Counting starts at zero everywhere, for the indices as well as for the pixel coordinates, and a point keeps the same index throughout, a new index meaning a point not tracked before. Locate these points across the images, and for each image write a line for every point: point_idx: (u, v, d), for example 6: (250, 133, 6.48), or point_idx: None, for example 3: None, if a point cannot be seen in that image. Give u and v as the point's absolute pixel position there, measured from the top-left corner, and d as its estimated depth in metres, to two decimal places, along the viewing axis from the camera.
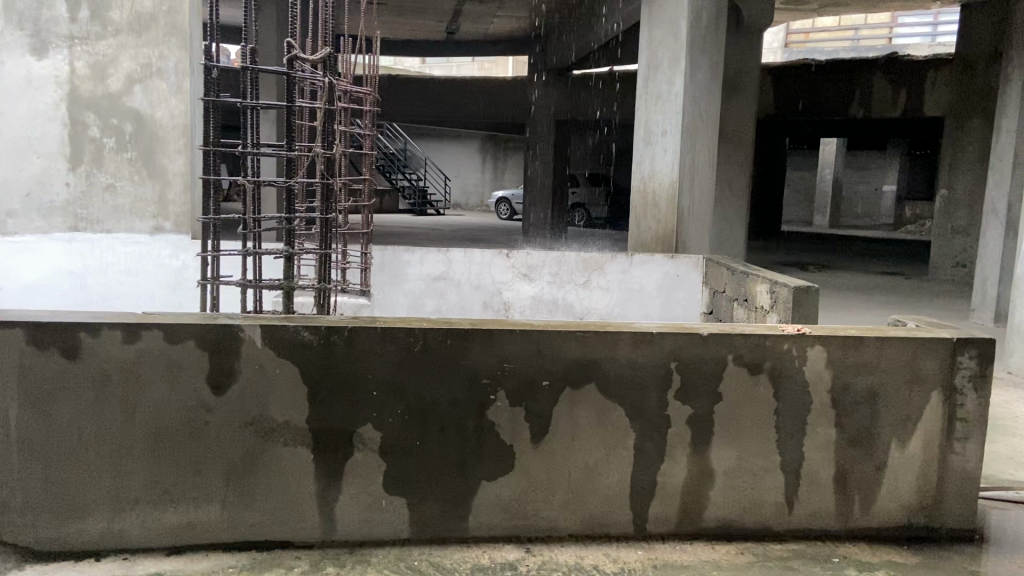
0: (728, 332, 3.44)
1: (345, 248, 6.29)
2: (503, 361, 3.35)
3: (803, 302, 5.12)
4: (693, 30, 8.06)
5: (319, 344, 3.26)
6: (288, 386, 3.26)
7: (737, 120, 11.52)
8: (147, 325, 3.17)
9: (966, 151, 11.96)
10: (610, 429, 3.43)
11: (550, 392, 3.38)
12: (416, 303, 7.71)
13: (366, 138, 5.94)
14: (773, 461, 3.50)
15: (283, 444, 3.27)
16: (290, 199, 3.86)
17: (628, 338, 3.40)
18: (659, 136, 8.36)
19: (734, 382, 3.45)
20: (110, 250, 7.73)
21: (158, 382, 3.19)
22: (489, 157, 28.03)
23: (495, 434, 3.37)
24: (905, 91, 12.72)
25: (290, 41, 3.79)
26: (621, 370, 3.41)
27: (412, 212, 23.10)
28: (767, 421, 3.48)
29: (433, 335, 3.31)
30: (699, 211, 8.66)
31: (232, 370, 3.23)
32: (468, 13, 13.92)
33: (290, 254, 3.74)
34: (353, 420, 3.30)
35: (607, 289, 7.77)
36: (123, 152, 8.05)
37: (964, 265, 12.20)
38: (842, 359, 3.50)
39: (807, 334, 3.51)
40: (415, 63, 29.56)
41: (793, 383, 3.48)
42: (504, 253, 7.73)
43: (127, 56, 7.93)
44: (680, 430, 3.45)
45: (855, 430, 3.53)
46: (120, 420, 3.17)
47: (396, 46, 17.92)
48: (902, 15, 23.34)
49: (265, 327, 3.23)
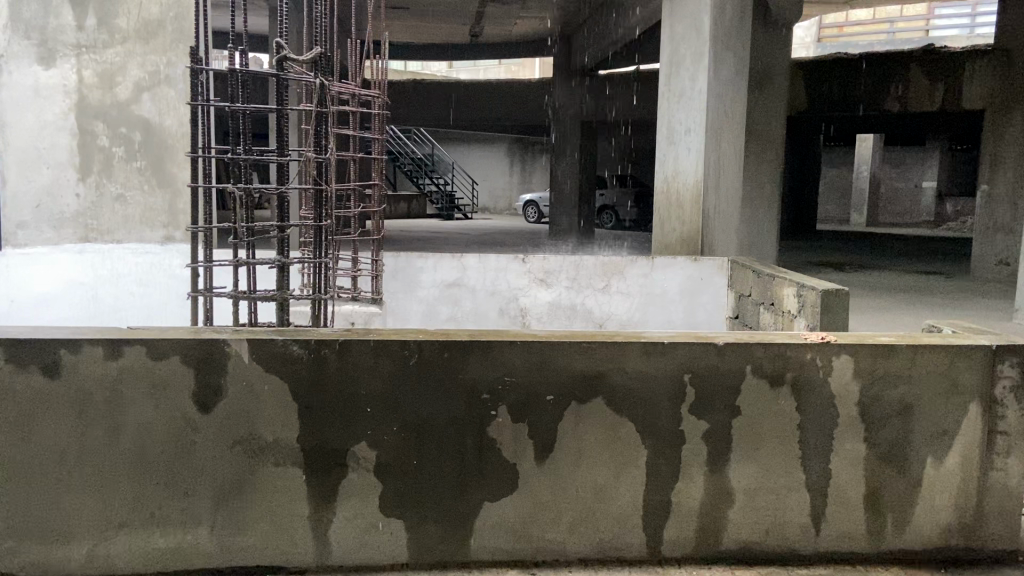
0: (746, 340, 3.20)
1: (354, 254, 6.14)
2: (504, 374, 3.15)
3: (833, 307, 4.84)
4: (716, 25, 7.79)
5: (310, 359, 3.09)
6: (277, 404, 3.10)
7: (766, 117, 11.19)
8: (129, 341, 3.03)
9: (1009, 142, 11.48)
10: (620, 447, 3.21)
11: (554, 408, 3.18)
12: (431, 310, 7.55)
13: (374, 142, 5.79)
14: (797, 480, 3.26)
15: (273, 464, 3.11)
16: (284, 207, 3.67)
17: (638, 349, 3.18)
18: (682, 134, 8.10)
19: (753, 394, 3.21)
20: (121, 261, 7.72)
21: (142, 401, 3.05)
22: (517, 160, 27.83)
23: (497, 452, 3.17)
24: (943, 84, 12.30)
25: (280, 40, 3.60)
26: (632, 384, 3.19)
27: (439, 216, 22.96)
28: (790, 437, 3.24)
29: (430, 347, 3.12)
30: (725, 211, 8.37)
31: (219, 387, 3.07)
32: (490, 15, 13.76)
33: (282, 265, 3.57)
34: (346, 438, 3.12)
35: (629, 293, 7.51)
36: (132, 161, 8.02)
37: (1007, 263, 11.60)
38: (871, 368, 3.24)
39: (833, 342, 3.26)
40: (442, 68, 29.49)
41: (818, 395, 3.23)
42: (522, 257, 7.52)
43: (135, 64, 7.92)
44: (694, 447, 3.22)
45: (886, 446, 3.27)
46: (104, 440, 3.04)
47: (419, 50, 17.86)
48: (939, 7, 22.80)
49: (253, 342, 3.07)
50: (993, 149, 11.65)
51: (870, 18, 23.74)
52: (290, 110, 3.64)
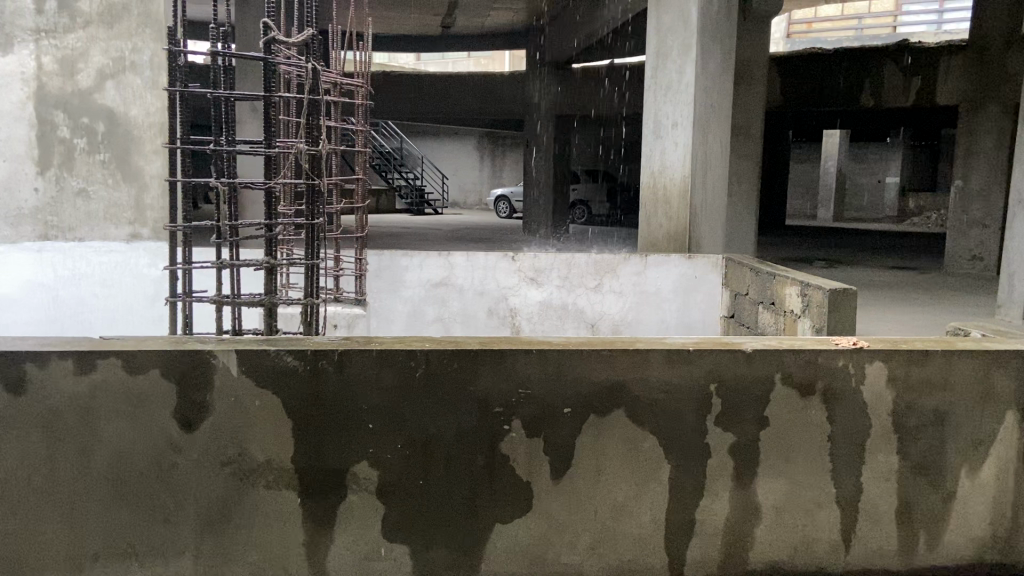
0: (775, 347, 2.99)
1: (337, 252, 5.83)
2: (518, 386, 2.90)
3: (841, 307, 4.67)
4: (704, 17, 7.63)
5: (306, 371, 2.81)
6: (270, 421, 2.81)
7: (746, 111, 11.06)
8: (103, 352, 2.72)
9: (981, 137, 11.36)
10: (642, 463, 2.98)
11: (572, 421, 2.94)
12: (416, 310, 7.26)
13: (358, 135, 5.49)
14: (827, 494, 3.05)
15: (265, 487, 2.82)
16: (272, 203, 3.35)
17: (661, 356, 2.95)
18: (669, 128, 7.92)
19: (782, 405, 3.01)
20: (84, 259, 7.24)
21: (119, 420, 2.75)
22: (487, 154, 27.54)
23: (510, 469, 2.92)
24: (918, 80, 12.24)
25: (268, 20, 3.25)
26: (654, 396, 2.96)
27: (410, 212, 22.57)
28: (820, 448, 3.03)
29: (437, 357, 2.86)
30: (712, 207, 8.20)
31: (204, 402, 2.78)
32: (464, 5, 13.45)
33: (271, 267, 3.26)
34: (346, 457, 2.85)
35: (620, 292, 7.30)
36: (95, 153, 7.60)
37: (982, 257, 11.58)
38: (905, 376, 3.05)
39: (865, 348, 3.07)
40: (410, 61, 29.06)
41: (850, 404, 3.03)
42: (510, 255, 7.27)
43: (97, 50, 7.49)
44: (720, 461, 3.00)
45: (919, 457, 3.09)
46: (75, 463, 2.74)
47: (390, 41, 17.49)
48: (906, 4, 23.01)
49: (242, 353, 2.78)
50: (968, 142, 11.54)
51: (839, 14, 23.87)
52: (277, 98, 3.31)
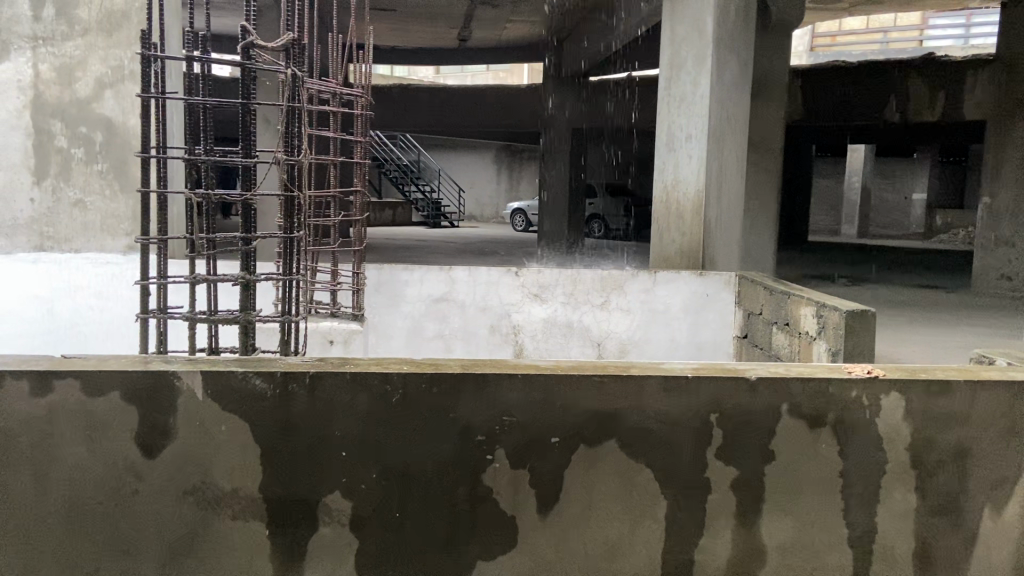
0: (782, 375, 2.78)
1: (335, 266, 5.67)
2: (502, 413, 2.71)
3: (858, 329, 4.44)
4: (719, 28, 7.43)
5: (275, 395, 2.64)
6: (234, 447, 2.64)
7: (766, 124, 10.81)
8: (60, 373, 2.58)
9: (1009, 153, 11.06)
10: (637, 498, 2.76)
11: (560, 452, 2.73)
12: (417, 326, 7.07)
13: (357, 146, 5.33)
14: (839, 535, 2.81)
15: (230, 517, 2.64)
16: (250, 216, 3.18)
17: (658, 384, 2.75)
18: (683, 142, 7.71)
19: (790, 438, 2.79)
20: (79, 271, 7.05)
21: (78, 444, 2.59)
22: (505, 167, 27.42)
23: (493, 502, 2.72)
24: (944, 95, 11.87)
25: (245, 23, 3.08)
26: (651, 426, 2.76)
27: (426, 224, 22.45)
28: (831, 484, 2.81)
29: (415, 381, 2.68)
30: (727, 222, 7.97)
31: (166, 427, 2.62)
32: (481, 18, 13.35)
33: (246, 283, 3.09)
34: (318, 486, 2.67)
35: (630, 310, 7.09)
36: (92, 163, 7.50)
37: (1011, 277, 11.23)
38: (924, 409, 2.82)
39: (881, 377, 2.84)
40: (430, 74, 29.07)
41: (863, 438, 2.81)
42: (515, 271, 7.09)
43: (96, 58, 7.41)
44: (721, 498, 2.78)
45: (939, 496, 2.85)
46: (30, 489, 2.59)
47: (407, 54, 17.44)
48: (933, 18, 22.64)
49: (207, 375, 2.62)
50: (993, 160, 11.25)
51: (863, 28, 23.48)
52: (255, 106, 3.14)
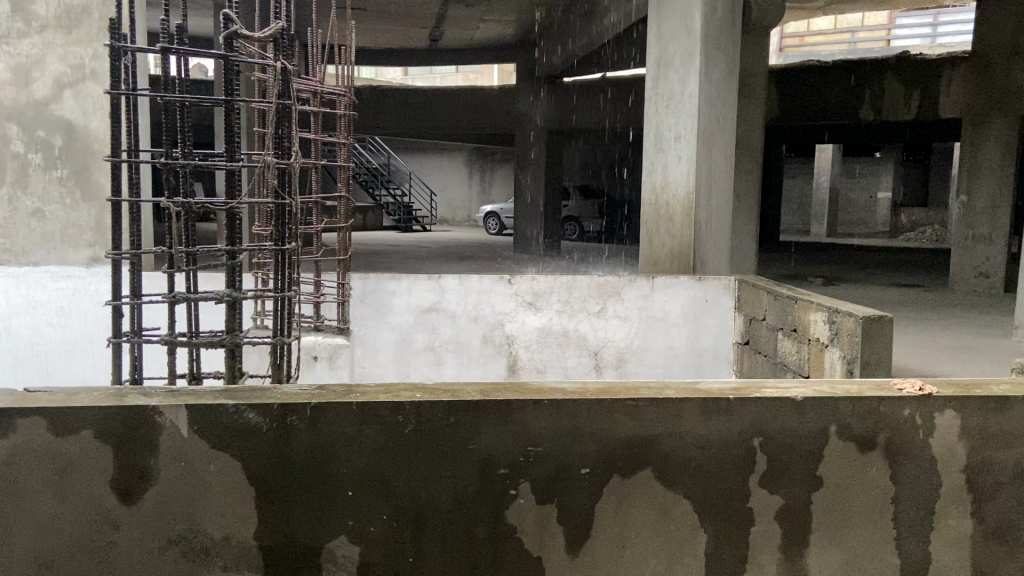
0: (830, 394, 2.55)
1: (318, 276, 5.33)
2: (527, 444, 2.44)
3: (876, 336, 4.26)
4: (709, 24, 7.23)
5: (272, 431, 2.34)
6: (226, 489, 2.32)
7: (746, 124, 10.66)
8: (24, 411, 2.25)
9: (986, 151, 11.01)
10: (674, 533, 2.50)
11: (591, 484, 2.47)
12: (404, 339, 6.76)
13: (341, 148, 5.03)
14: (892, 566, 2.57)
15: (222, 569, 2.33)
16: (236, 226, 2.85)
17: (697, 407, 2.50)
18: (672, 142, 7.51)
19: (839, 462, 2.55)
20: (38, 286, 6.57)
21: (47, 493, 2.27)
22: (476, 169, 27.17)
23: (517, 542, 2.44)
24: (920, 92, 11.48)
25: (227, 10, 2.75)
26: (688, 453, 2.50)
27: (398, 228, 22.06)
28: (883, 511, 2.57)
29: (430, 410, 2.40)
30: (717, 224, 7.77)
31: (147, 470, 2.30)
32: (453, 18, 13.06)
33: (232, 302, 2.76)
34: (321, 531, 2.36)
35: (624, 318, 6.87)
36: (52, 170, 7.07)
37: (988, 275, 11.21)
38: (979, 428, 2.61)
39: (933, 393, 2.62)
40: (398, 76, 28.69)
41: (916, 461, 2.58)
42: (505, 278, 6.80)
43: (55, 57, 6.98)
44: (765, 530, 2.53)
45: (997, 520, 2.62)
46: None
47: (377, 55, 17.08)
48: (899, 17, 22.85)
49: (195, 409, 2.31)
50: (970, 158, 11.19)
51: (831, 28, 23.59)
52: (240, 104, 2.80)
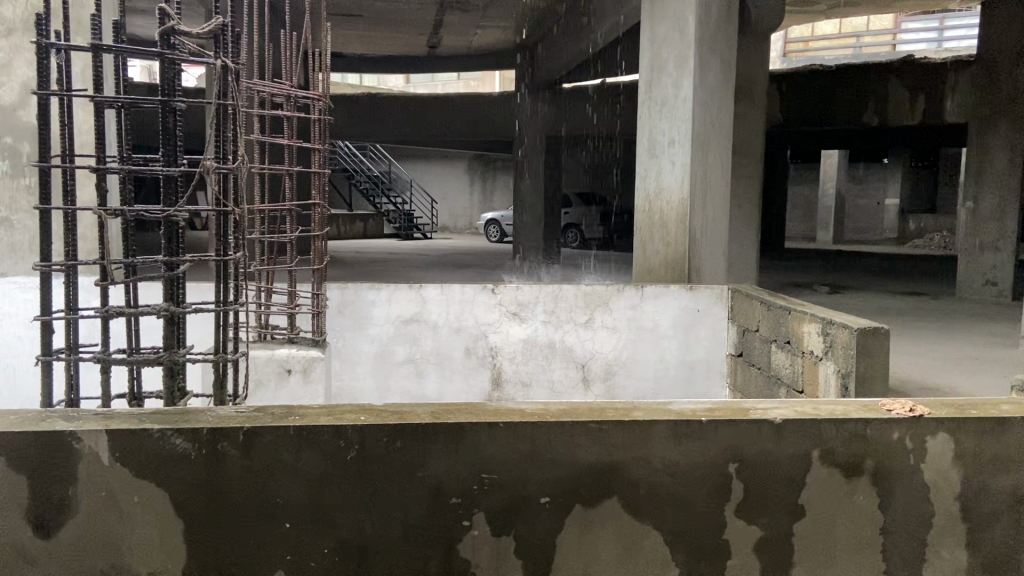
0: (812, 416, 2.35)
1: (292, 287, 5.14)
2: (480, 471, 2.25)
3: (871, 348, 4.05)
4: (702, 27, 7.06)
5: (201, 457, 2.16)
6: (150, 522, 2.14)
7: (746, 129, 10.44)
8: None
9: (994, 158, 10.78)
10: (643, 567, 2.30)
11: (551, 515, 2.27)
12: (385, 351, 6.57)
13: (316, 154, 4.86)
14: None
15: None
16: (176, 236, 2.68)
17: (666, 430, 2.30)
18: (666, 147, 7.33)
19: (822, 489, 2.35)
20: (5, 297, 6.24)
21: None
22: (478, 176, 26.98)
23: None
24: (925, 97, 11.19)
25: (164, 6, 2.59)
26: (658, 480, 2.30)
27: (398, 236, 21.86)
28: (870, 544, 2.36)
29: (374, 435, 2.21)
30: (713, 231, 7.57)
31: (64, 501, 2.12)
32: (449, 24, 12.90)
33: (169, 317, 2.61)
34: (255, 566, 2.18)
35: (614, 328, 6.69)
36: (19, 178, 6.66)
37: (995, 282, 10.95)
38: (975, 452, 2.40)
39: (925, 415, 2.42)
40: (400, 83, 28.58)
41: (906, 488, 2.38)
42: (490, 288, 6.62)
43: (23, 60, 6.57)
44: (742, 563, 2.33)
45: (996, 553, 2.41)
46: None
47: (375, 62, 16.91)
48: (905, 22, 22.65)
49: (115, 434, 2.13)
50: (977, 166, 10.96)
51: (836, 33, 23.35)
52: (178, 105, 2.62)
